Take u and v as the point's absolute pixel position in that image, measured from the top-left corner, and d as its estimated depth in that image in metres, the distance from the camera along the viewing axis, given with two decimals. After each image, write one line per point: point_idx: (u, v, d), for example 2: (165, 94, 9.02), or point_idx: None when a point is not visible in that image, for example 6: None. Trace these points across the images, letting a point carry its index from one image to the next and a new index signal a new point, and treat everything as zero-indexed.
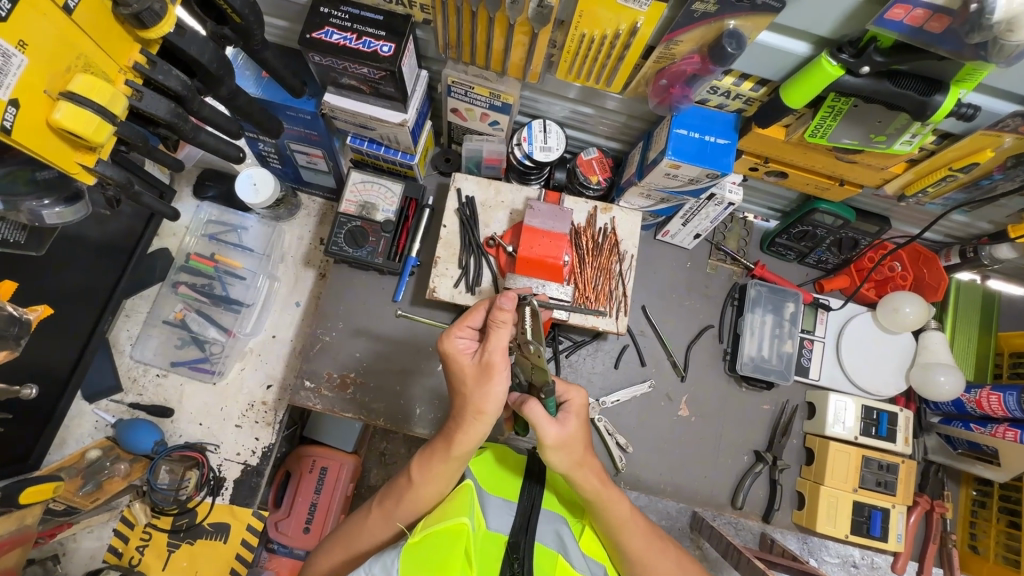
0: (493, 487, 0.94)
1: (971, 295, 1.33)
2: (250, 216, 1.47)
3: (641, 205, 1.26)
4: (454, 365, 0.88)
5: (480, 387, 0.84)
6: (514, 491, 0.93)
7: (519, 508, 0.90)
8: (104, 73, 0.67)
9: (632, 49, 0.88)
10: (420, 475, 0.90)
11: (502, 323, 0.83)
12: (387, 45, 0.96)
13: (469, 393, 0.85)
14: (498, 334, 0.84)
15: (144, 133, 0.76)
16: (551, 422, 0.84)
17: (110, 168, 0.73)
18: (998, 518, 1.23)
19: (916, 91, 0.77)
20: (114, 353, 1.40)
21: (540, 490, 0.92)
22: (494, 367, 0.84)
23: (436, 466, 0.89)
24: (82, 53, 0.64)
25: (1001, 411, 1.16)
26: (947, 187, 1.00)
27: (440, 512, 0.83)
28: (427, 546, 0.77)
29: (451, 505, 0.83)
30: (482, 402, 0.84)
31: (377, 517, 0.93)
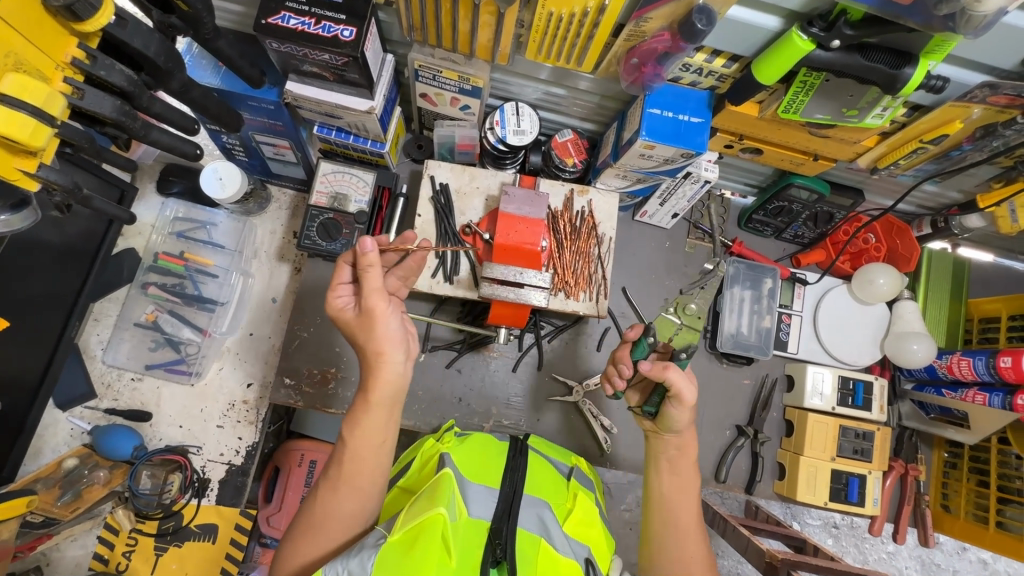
0: (473, 474, 0.95)
1: (942, 263, 1.35)
2: (219, 212, 1.43)
3: (617, 186, 1.25)
4: (344, 313, 0.89)
5: (372, 331, 0.86)
6: (495, 479, 0.95)
7: (500, 494, 0.92)
8: (39, 72, 0.61)
9: (601, 27, 0.86)
10: (351, 438, 0.86)
11: (370, 266, 0.83)
12: (348, 28, 0.92)
13: (361, 338, 0.88)
14: (371, 276, 0.84)
15: (90, 134, 0.71)
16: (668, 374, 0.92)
17: (55, 173, 0.69)
18: (968, 477, 1.28)
19: (887, 64, 0.76)
20: (86, 358, 1.36)
21: (521, 477, 0.94)
22: (374, 309, 0.85)
23: (366, 420, 0.86)
24: (14, 50, 0.59)
25: (971, 375, 1.18)
26: (919, 159, 1.00)
27: (419, 504, 0.84)
28: (404, 542, 0.78)
29: (431, 495, 0.84)
30: (382, 344, 0.86)
31: (327, 486, 0.86)
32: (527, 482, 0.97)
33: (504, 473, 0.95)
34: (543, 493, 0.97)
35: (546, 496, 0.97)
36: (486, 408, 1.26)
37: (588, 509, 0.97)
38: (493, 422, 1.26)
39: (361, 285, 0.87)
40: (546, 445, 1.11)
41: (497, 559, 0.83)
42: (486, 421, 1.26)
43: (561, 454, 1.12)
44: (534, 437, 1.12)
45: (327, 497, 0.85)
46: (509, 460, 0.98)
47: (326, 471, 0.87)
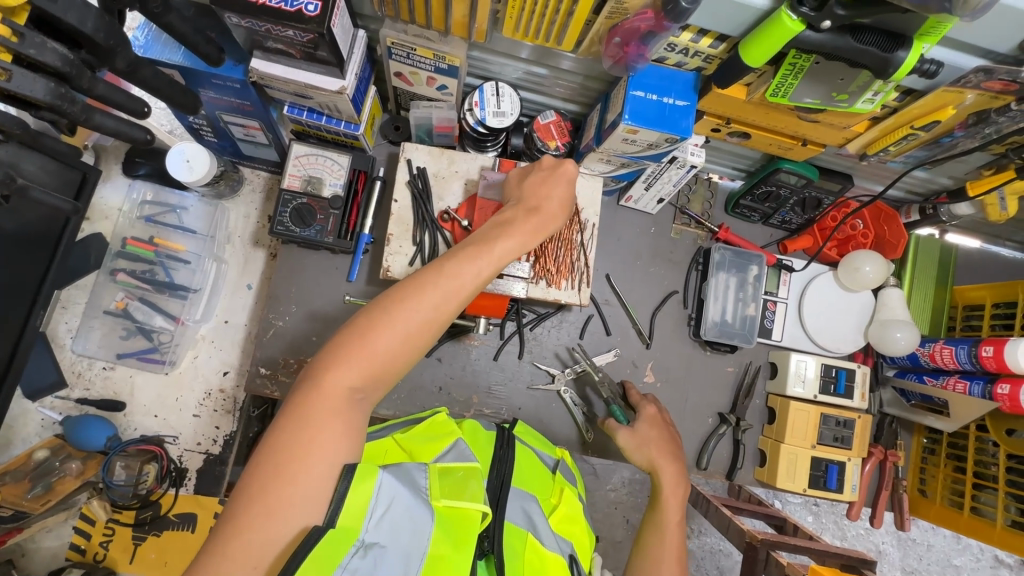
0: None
1: (929, 250, 1.34)
2: (189, 195, 1.37)
3: (601, 171, 1.20)
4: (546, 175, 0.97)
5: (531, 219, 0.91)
6: (483, 469, 0.94)
7: (488, 486, 0.92)
8: None
9: (581, 4, 0.81)
10: (448, 274, 0.79)
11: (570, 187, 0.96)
12: (312, 2, 0.86)
13: (542, 207, 0.93)
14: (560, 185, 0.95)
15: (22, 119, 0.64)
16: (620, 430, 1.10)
17: None
18: (946, 463, 1.29)
19: (879, 47, 0.72)
20: (55, 347, 1.32)
21: (510, 468, 0.94)
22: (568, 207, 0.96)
23: (479, 269, 0.82)
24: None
25: (952, 364, 1.18)
26: (909, 145, 0.97)
27: (459, 481, 0.77)
28: (452, 517, 0.72)
29: (473, 478, 0.78)
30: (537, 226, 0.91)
31: (402, 303, 0.76)
32: (515, 474, 0.96)
33: (493, 462, 0.95)
34: (530, 485, 0.97)
35: (533, 489, 0.96)
36: (467, 398, 1.25)
37: (572, 504, 0.99)
38: (474, 411, 1.24)
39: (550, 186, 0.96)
40: (531, 432, 1.10)
41: (484, 551, 0.83)
42: (467, 411, 1.25)
43: (545, 445, 1.12)
44: (520, 422, 1.10)
45: (406, 320, 0.75)
46: (497, 452, 0.97)
47: (403, 294, 0.76)
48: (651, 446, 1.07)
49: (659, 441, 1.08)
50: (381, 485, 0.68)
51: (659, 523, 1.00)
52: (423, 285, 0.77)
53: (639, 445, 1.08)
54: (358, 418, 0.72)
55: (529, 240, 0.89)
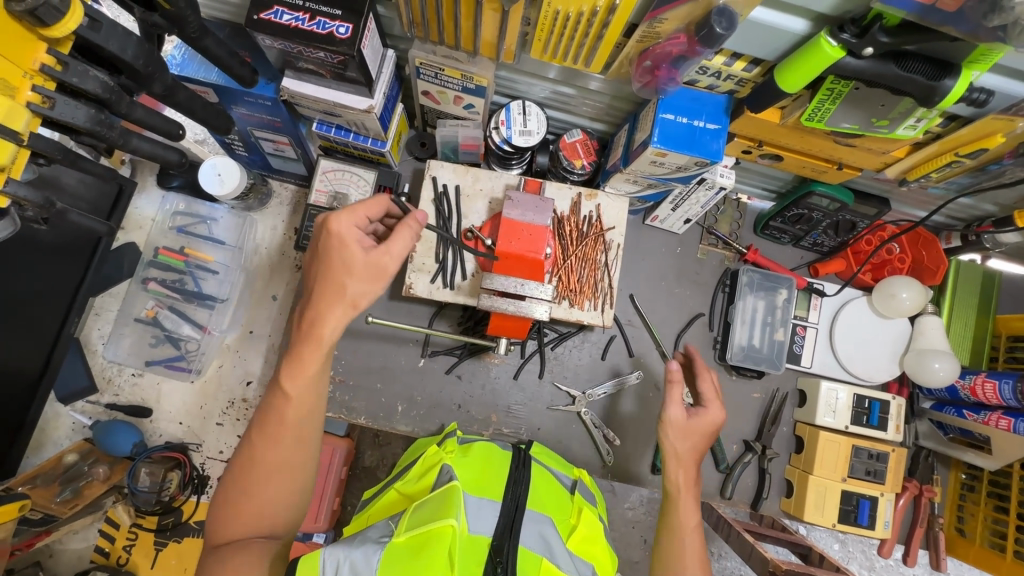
0: (479, 481, 0.95)
1: (970, 277, 1.28)
2: (219, 207, 1.40)
3: (627, 190, 1.19)
4: (336, 245, 0.79)
5: (365, 284, 0.80)
6: (498, 491, 0.93)
7: (502, 509, 0.90)
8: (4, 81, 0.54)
9: (612, 27, 0.80)
10: (278, 419, 0.80)
11: (411, 228, 0.84)
12: (343, 25, 0.87)
13: (351, 284, 0.79)
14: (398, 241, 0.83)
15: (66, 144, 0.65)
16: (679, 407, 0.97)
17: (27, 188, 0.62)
18: (986, 501, 1.22)
19: (924, 74, 0.69)
20: (87, 352, 1.36)
21: (524, 491, 0.93)
22: (385, 269, 0.81)
23: (288, 414, 0.81)
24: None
25: (995, 399, 1.12)
26: (952, 172, 0.93)
27: (426, 510, 0.84)
28: (410, 544, 0.78)
29: (439, 504, 0.85)
30: (358, 295, 0.80)
31: (259, 440, 0.80)
32: (531, 496, 0.94)
33: (508, 485, 0.94)
34: (547, 507, 0.95)
35: (550, 510, 0.95)
36: (487, 416, 1.24)
37: (592, 523, 0.96)
38: (493, 430, 1.23)
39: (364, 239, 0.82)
40: (547, 453, 1.10)
41: None
42: (486, 429, 1.24)
43: (563, 465, 1.10)
44: (537, 444, 1.09)
45: (274, 450, 0.80)
46: (512, 472, 0.96)
47: (263, 430, 0.80)
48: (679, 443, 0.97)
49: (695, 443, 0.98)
50: (327, 557, 0.75)
51: (675, 529, 0.95)
52: (251, 452, 0.80)
53: (690, 440, 0.98)
54: (274, 547, 0.79)
55: (345, 304, 0.80)
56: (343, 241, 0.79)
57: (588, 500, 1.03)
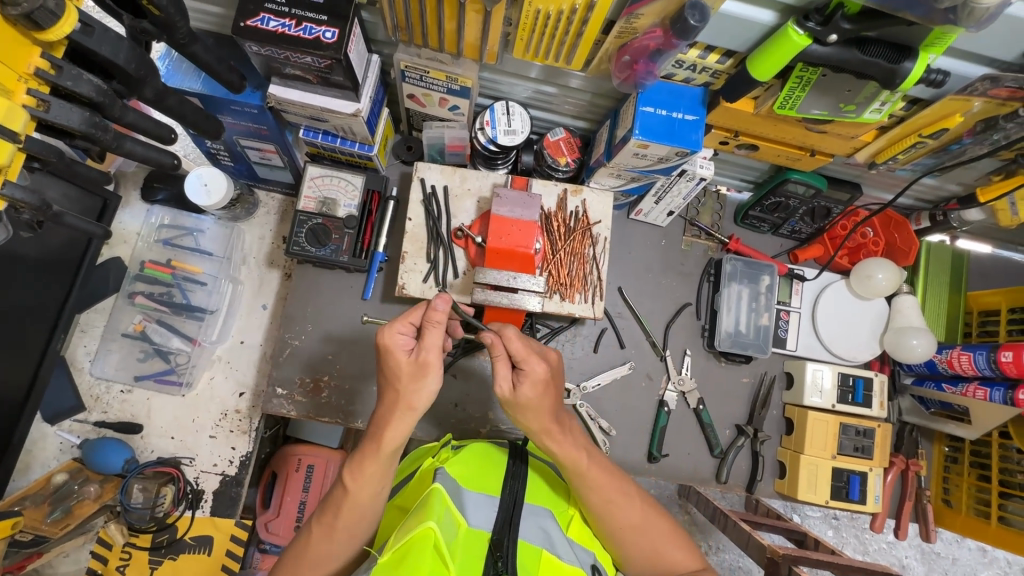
0: (472, 481, 0.95)
1: (941, 256, 1.34)
2: (205, 218, 1.40)
3: (611, 185, 1.22)
4: (386, 358, 0.86)
5: (414, 385, 0.85)
6: (495, 486, 0.94)
7: (501, 504, 0.91)
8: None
9: (591, 24, 0.83)
10: (334, 509, 0.88)
11: (439, 325, 0.85)
12: (329, 30, 0.88)
13: (401, 387, 0.85)
14: (432, 334, 0.85)
15: (60, 148, 0.65)
16: (503, 380, 0.89)
17: (23, 190, 0.62)
18: (969, 472, 1.27)
19: (885, 58, 0.74)
20: (74, 371, 1.33)
21: (521, 485, 0.93)
22: (429, 365, 0.85)
23: (345, 508, 0.88)
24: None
25: (971, 370, 1.17)
26: (917, 153, 0.98)
27: (409, 520, 0.80)
28: (395, 562, 0.75)
29: (420, 510, 0.81)
30: (409, 397, 0.85)
31: (321, 530, 0.89)
32: (527, 490, 0.96)
33: (505, 481, 0.94)
34: (545, 499, 0.97)
35: (549, 503, 0.97)
36: (484, 414, 1.25)
37: None
38: (490, 427, 1.24)
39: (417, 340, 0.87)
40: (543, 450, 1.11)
41: (498, 571, 0.84)
42: (484, 427, 1.24)
43: None
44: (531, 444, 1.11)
45: (330, 540, 0.88)
46: (509, 468, 0.97)
47: (324, 520, 0.89)
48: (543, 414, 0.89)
49: (548, 404, 0.89)
50: None
51: (592, 490, 0.92)
52: (309, 540, 0.89)
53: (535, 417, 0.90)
54: None
55: (400, 409, 0.85)
56: (387, 350, 0.85)
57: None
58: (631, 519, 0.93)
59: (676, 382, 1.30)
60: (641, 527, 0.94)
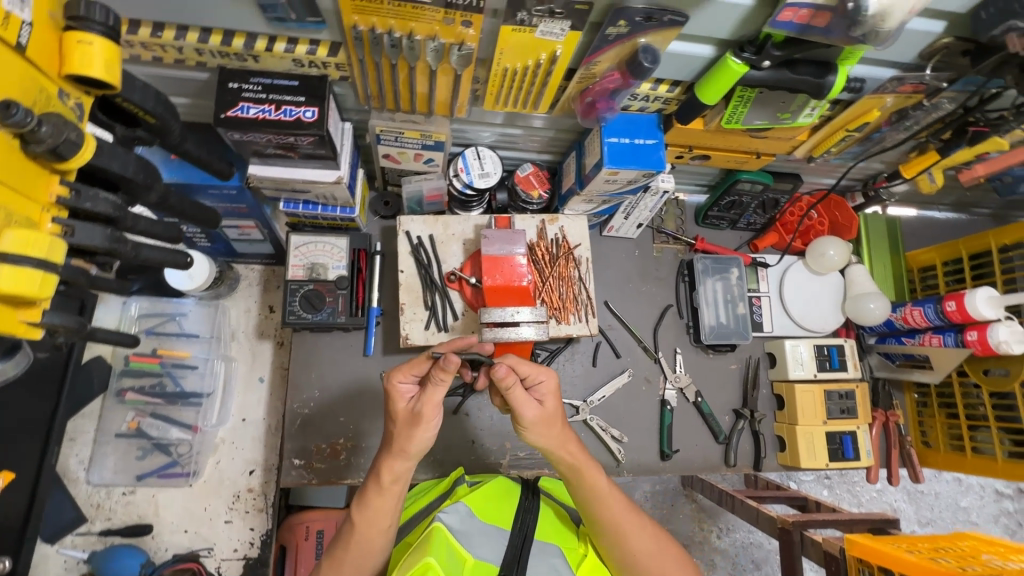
0: (485, 514, 0.99)
1: (878, 226, 1.50)
2: (187, 301, 1.38)
3: (584, 210, 1.31)
4: (389, 405, 0.90)
5: (412, 432, 0.88)
6: (506, 519, 0.99)
7: (511, 539, 0.95)
8: (28, 220, 0.57)
9: (554, 75, 0.91)
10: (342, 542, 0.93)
11: (443, 381, 0.84)
12: (309, 110, 0.93)
13: (398, 433, 0.89)
14: (434, 390, 0.85)
15: (82, 268, 0.66)
16: (527, 407, 0.86)
17: (58, 315, 0.62)
18: (939, 412, 1.41)
19: (812, 75, 0.85)
20: (69, 483, 1.27)
21: (532, 521, 0.98)
22: (423, 417, 0.87)
23: (353, 541, 0.92)
24: (4, 202, 0.54)
25: (924, 322, 1.31)
26: (847, 144, 1.11)
27: (412, 558, 0.87)
28: None
29: (422, 549, 0.88)
30: (407, 445, 0.88)
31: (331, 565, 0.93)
32: (539, 526, 0.99)
33: (516, 515, 0.99)
34: (556, 536, 0.99)
35: (558, 540, 0.99)
36: (501, 445, 1.28)
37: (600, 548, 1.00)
38: (509, 456, 1.28)
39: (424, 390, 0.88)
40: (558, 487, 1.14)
41: None
42: (504, 458, 1.28)
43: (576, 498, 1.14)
44: (544, 482, 1.14)
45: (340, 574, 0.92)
46: (522, 502, 1.01)
47: (334, 553, 0.93)
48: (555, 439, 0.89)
49: (560, 423, 0.90)
50: None
51: (609, 513, 0.92)
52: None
53: (553, 429, 0.90)
54: None
55: (406, 455, 0.89)
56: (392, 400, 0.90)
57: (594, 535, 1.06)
58: (640, 552, 0.93)
59: (674, 380, 1.38)
60: (659, 553, 0.94)
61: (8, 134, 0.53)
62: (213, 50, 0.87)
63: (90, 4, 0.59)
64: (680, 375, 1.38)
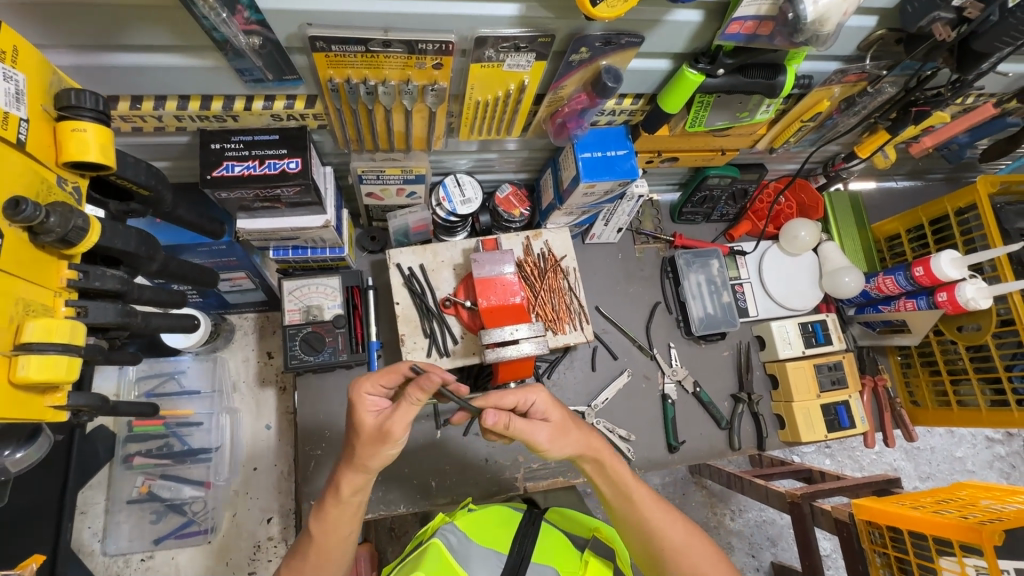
0: (483, 538, 0.99)
1: (843, 203, 1.57)
2: (184, 358, 1.38)
3: (566, 222, 1.35)
4: (355, 417, 0.84)
5: (373, 449, 0.82)
6: (505, 544, 0.98)
7: (508, 561, 0.95)
8: (45, 307, 0.59)
9: (524, 102, 0.95)
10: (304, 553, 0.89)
11: (415, 402, 0.79)
12: (293, 161, 0.95)
13: (359, 449, 0.83)
14: (404, 407, 0.80)
15: (96, 344, 0.68)
16: (537, 431, 0.83)
17: (81, 395, 0.64)
18: (923, 371, 1.49)
19: (764, 77, 0.91)
20: (85, 557, 1.26)
21: (530, 544, 0.97)
22: (389, 434, 0.80)
23: (316, 551, 0.88)
24: (21, 295, 0.56)
25: (897, 289, 1.38)
26: (804, 132, 1.18)
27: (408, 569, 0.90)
28: None
29: (420, 560, 0.90)
30: (365, 460, 0.83)
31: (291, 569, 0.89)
32: (539, 548, 0.97)
33: (515, 538, 0.98)
34: (556, 560, 0.96)
35: (557, 563, 0.96)
36: (514, 460, 1.31)
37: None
38: (524, 470, 1.31)
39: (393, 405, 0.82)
40: (568, 513, 1.08)
41: None
42: (518, 472, 1.31)
43: (583, 522, 1.06)
44: (554, 509, 1.09)
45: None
46: (522, 527, 1.00)
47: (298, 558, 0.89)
48: (573, 436, 0.88)
49: (574, 426, 0.90)
50: None
51: (635, 501, 0.91)
52: None
53: (572, 433, 0.88)
54: None
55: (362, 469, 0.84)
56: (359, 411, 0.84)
57: (601, 558, 0.97)
58: (670, 539, 0.89)
59: (672, 374, 1.42)
60: (687, 546, 0.89)
61: (18, 230, 0.56)
62: (193, 115, 0.90)
63: (79, 93, 0.61)
64: (675, 368, 1.43)
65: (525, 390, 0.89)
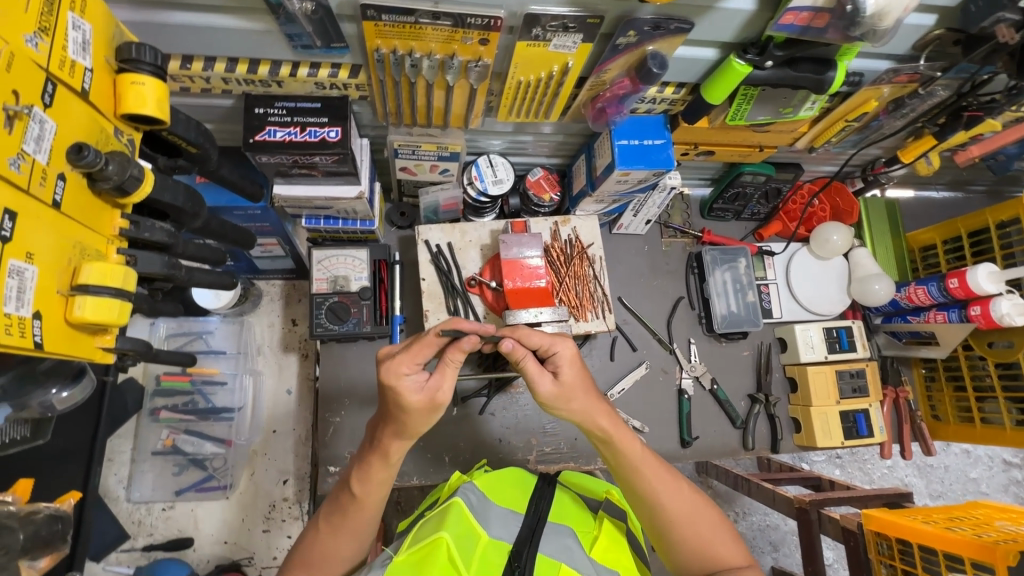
0: (500, 497, 0.97)
1: (879, 209, 1.54)
2: (213, 319, 1.42)
3: (595, 210, 1.34)
4: (391, 392, 0.80)
5: (422, 417, 0.82)
6: (521, 503, 0.96)
7: (525, 520, 0.93)
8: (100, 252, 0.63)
9: (566, 85, 0.95)
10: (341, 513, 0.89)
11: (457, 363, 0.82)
12: (333, 130, 0.96)
13: (406, 420, 0.82)
14: (451, 370, 0.82)
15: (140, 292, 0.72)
16: (544, 379, 0.85)
17: (125, 338, 0.69)
18: (947, 386, 1.46)
19: (812, 72, 0.90)
20: (110, 501, 1.32)
21: (546, 504, 0.95)
22: (442, 403, 0.82)
23: (351, 511, 0.89)
24: (80, 237, 0.61)
25: (928, 300, 1.35)
26: (846, 133, 1.16)
27: (428, 525, 0.87)
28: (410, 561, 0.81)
29: (440, 517, 0.87)
30: (418, 428, 0.83)
31: (328, 529, 0.89)
32: (554, 508, 0.96)
33: (531, 499, 0.96)
34: (570, 519, 0.95)
35: (573, 522, 0.95)
36: (526, 442, 1.33)
37: (613, 534, 0.93)
38: (536, 452, 1.32)
39: (438, 374, 0.82)
40: (582, 480, 1.08)
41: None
42: (530, 453, 1.32)
43: (595, 486, 1.07)
44: (568, 474, 1.09)
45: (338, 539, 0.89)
46: (537, 488, 0.99)
47: (333, 516, 0.90)
48: (579, 400, 0.87)
49: (584, 388, 0.88)
50: None
51: (641, 469, 0.90)
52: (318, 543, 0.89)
53: (576, 399, 0.87)
54: None
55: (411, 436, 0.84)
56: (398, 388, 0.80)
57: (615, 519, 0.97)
58: (675, 508, 0.89)
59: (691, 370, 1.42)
60: (692, 514, 0.90)
61: (80, 177, 0.60)
62: (239, 78, 0.91)
63: (140, 47, 0.64)
64: (693, 364, 1.42)
65: (553, 338, 0.87)
